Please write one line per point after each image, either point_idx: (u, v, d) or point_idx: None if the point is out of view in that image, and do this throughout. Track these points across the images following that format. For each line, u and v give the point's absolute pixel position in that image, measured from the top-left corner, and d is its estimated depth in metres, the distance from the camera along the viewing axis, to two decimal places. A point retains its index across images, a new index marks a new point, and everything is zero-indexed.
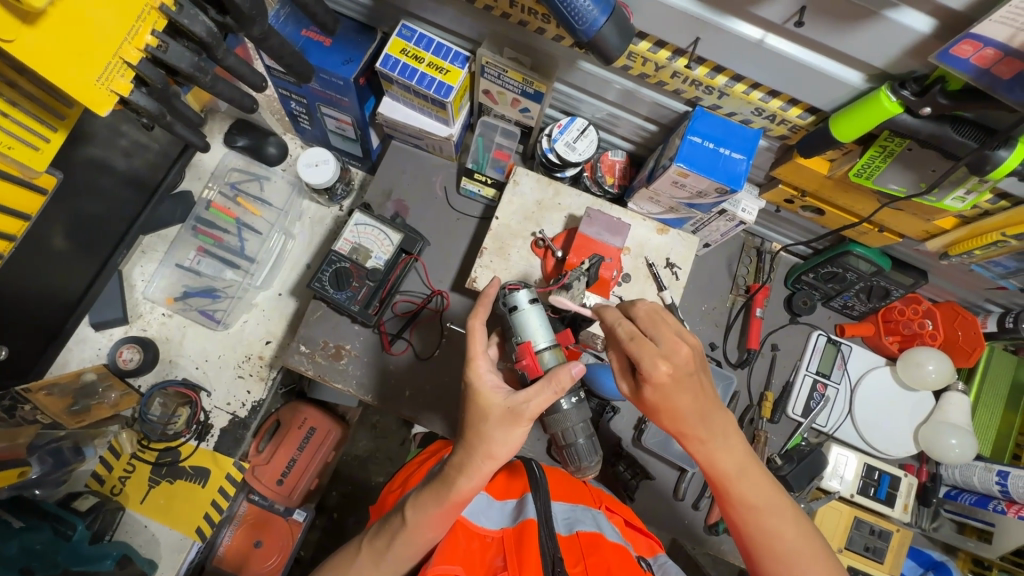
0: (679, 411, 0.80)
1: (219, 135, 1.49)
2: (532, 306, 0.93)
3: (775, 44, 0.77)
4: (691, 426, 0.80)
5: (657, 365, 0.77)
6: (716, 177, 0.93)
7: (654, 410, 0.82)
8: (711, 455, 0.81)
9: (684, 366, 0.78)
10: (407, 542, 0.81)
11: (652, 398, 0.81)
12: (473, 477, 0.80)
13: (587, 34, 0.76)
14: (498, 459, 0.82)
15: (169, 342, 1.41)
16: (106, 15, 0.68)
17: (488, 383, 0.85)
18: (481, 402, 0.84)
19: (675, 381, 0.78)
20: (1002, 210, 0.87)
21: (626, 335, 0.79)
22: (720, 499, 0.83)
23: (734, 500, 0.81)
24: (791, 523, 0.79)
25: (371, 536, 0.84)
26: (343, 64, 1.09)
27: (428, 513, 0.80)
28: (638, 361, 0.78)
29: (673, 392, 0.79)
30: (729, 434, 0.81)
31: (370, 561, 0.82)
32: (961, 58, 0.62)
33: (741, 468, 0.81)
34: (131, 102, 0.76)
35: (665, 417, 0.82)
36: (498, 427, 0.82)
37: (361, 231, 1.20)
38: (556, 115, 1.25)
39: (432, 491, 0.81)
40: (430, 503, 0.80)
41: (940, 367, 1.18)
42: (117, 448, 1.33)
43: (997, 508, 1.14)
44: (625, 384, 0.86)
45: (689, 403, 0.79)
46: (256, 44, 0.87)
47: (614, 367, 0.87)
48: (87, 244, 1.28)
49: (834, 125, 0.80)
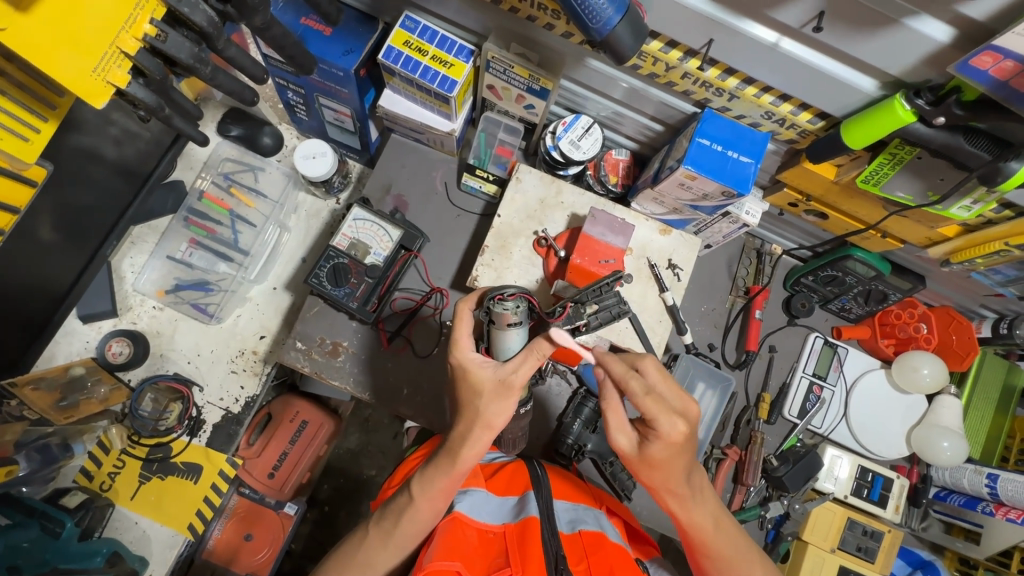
0: (671, 471, 0.77)
1: (212, 124, 1.45)
2: (515, 329, 0.82)
3: (789, 48, 0.75)
4: (673, 488, 0.79)
5: (673, 424, 0.73)
6: (723, 180, 0.93)
7: (648, 466, 0.78)
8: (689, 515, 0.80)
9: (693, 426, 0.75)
10: (415, 519, 0.81)
11: (654, 456, 0.76)
12: (476, 446, 0.80)
13: (600, 33, 0.74)
14: (493, 429, 0.80)
15: (160, 336, 1.37)
16: (104, 4, 0.65)
17: (474, 360, 0.82)
18: (471, 378, 0.81)
19: (684, 444, 0.75)
20: (1006, 220, 0.87)
21: (643, 390, 0.74)
22: (692, 548, 0.83)
23: (705, 551, 0.82)
24: (761, 570, 0.82)
25: (378, 517, 0.84)
26: (344, 55, 1.06)
27: (435, 486, 0.80)
28: (655, 420, 0.73)
29: (676, 453, 0.75)
30: (704, 492, 0.82)
31: (378, 541, 0.82)
32: (980, 70, 0.62)
33: (715, 523, 0.81)
34: (128, 93, 0.74)
35: (653, 475, 0.79)
36: (492, 401, 0.79)
37: (359, 226, 1.18)
38: (560, 111, 1.23)
39: (439, 465, 0.81)
40: (437, 476, 0.80)
41: (934, 372, 1.20)
42: (106, 444, 1.30)
43: (985, 509, 1.17)
44: (619, 437, 0.79)
45: (682, 465, 0.77)
46: (256, 34, 0.84)
47: (608, 420, 0.79)
48: (75, 234, 1.24)
49: (847, 133, 0.80)
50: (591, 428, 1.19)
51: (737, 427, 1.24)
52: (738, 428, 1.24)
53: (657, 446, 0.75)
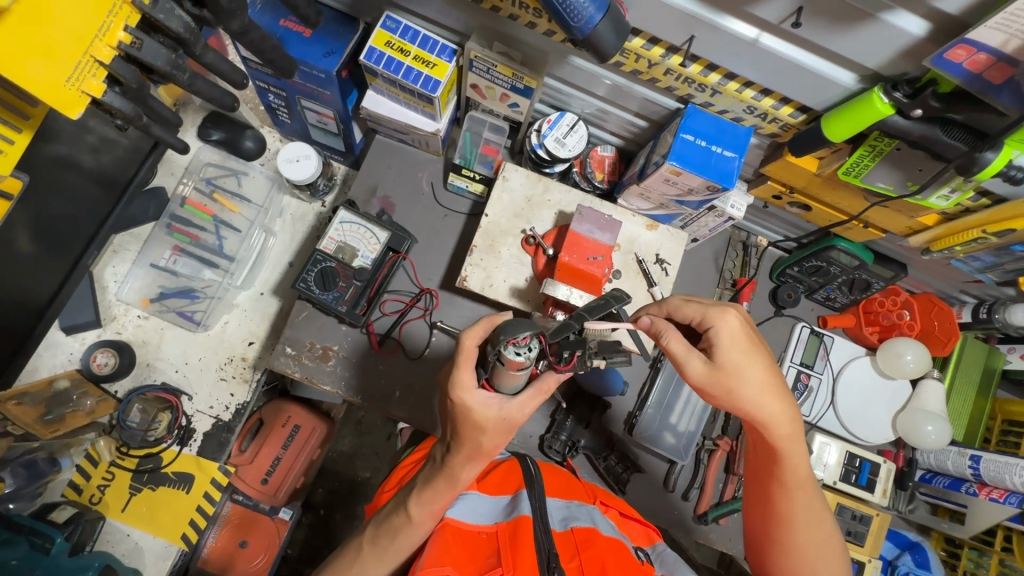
0: (755, 375, 0.77)
1: (192, 128, 1.43)
2: (523, 371, 0.77)
3: (769, 44, 0.76)
4: (769, 392, 0.77)
5: (730, 315, 0.78)
6: (707, 175, 0.93)
7: (732, 378, 0.76)
8: (781, 427, 0.79)
9: (749, 324, 0.81)
10: (408, 539, 0.81)
11: (733, 362, 0.77)
12: (474, 467, 0.81)
13: (583, 31, 0.74)
14: (492, 455, 0.81)
15: (146, 346, 1.36)
16: (75, 10, 0.64)
17: (477, 398, 0.78)
18: (474, 418, 0.78)
19: (752, 339, 0.78)
20: (983, 208, 0.89)
21: (683, 300, 0.81)
22: (774, 477, 0.82)
23: (795, 482, 0.81)
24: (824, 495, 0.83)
25: (373, 535, 0.83)
26: (325, 56, 1.05)
27: (436, 506, 0.81)
28: (708, 317, 0.78)
29: (750, 347, 0.77)
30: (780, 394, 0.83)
31: (373, 559, 0.82)
32: (954, 63, 0.63)
33: (794, 428, 0.79)
34: (104, 103, 0.72)
35: (734, 391, 0.77)
36: (496, 436, 0.79)
37: (346, 230, 1.17)
38: (545, 109, 1.23)
39: (437, 489, 0.80)
40: (436, 496, 0.80)
41: (918, 357, 1.22)
42: (94, 456, 1.29)
43: (969, 490, 1.19)
44: (691, 363, 0.77)
45: (764, 358, 0.78)
46: (234, 38, 0.83)
47: (674, 347, 0.78)
48: (53, 245, 1.21)
49: (827, 126, 0.81)
50: (582, 424, 1.21)
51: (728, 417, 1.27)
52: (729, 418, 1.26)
53: (729, 345, 0.77)
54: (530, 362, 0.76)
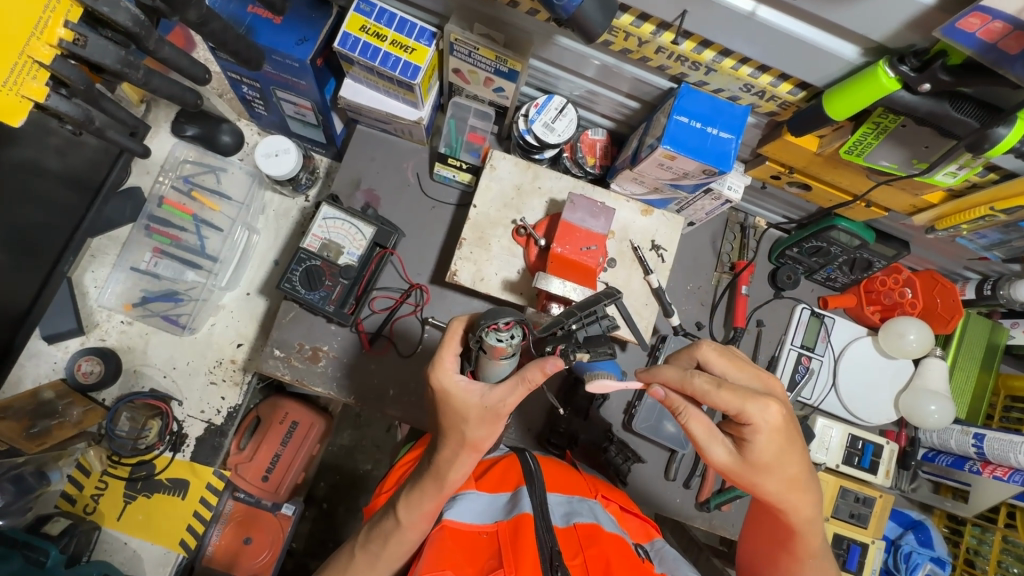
0: (783, 465, 0.71)
1: (166, 124, 1.37)
2: (507, 358, 0.76)
3: (767, 18, 0.71)
4: (793, 484, 0.72)
5: (769, 410, 0.67)
6: (703, 158, 0.89)
7: (756, 472, 0.72)
8: (804, 515, 0.75)
9: (786, 409, 0.71)
10: (400, 543, 0.79)
11: (760, 455, 0.70)
12: (462, 465, 0.77)
13: (567, 10, 0.69)
14: (480, 450, 0.77)
15: (132, 351, 1.32)
16: (8, 7, 0.60)
17: (458, 383, 0.76)
18: (458, 408, 0.75)
19: (784, 427, 0.70)
20: (991, 183, 0.85)
21: (716, 383, 0.68)
22: (785, 548, 0.79)
23: (809, 557, 0.78)
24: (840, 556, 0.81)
25: (365, 540, 0.81)
26: (297, 44, 0.99)
27: (424, 508, 0.77)
28: (745, 412, 0.68)
29: (783, 443, 0.69)
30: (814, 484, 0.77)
31: (367, 563, 0.80)
32: (967, 33, 0.58)
33: (812, 514, 0.75)
34: (49, 107, 0.69)
35: (761, 479, 0.72)
36: (479, 425, 0.74)
37: (330, 226, 1.12)
38: (532, 92, 1.18)
39: (425, 489, 0.77)
40: (424, 500, 0.77)
41: (921, 336, 1.19)
42: (86, 466, 1.27)
43: (973, 469, 1.18)
44: (715, 448, 0.72)
45: (795, 450, 0.71)
46: (193, 30, 0.79)
47: (695, 432, 0.72)
48: (26, 253, 1.17)
49: (828, 103, 0.76)
50: (580, 416, 1.19)
51: None
52: None
53: (761, 441, 0.69)
54: (513, 350, 0.75)
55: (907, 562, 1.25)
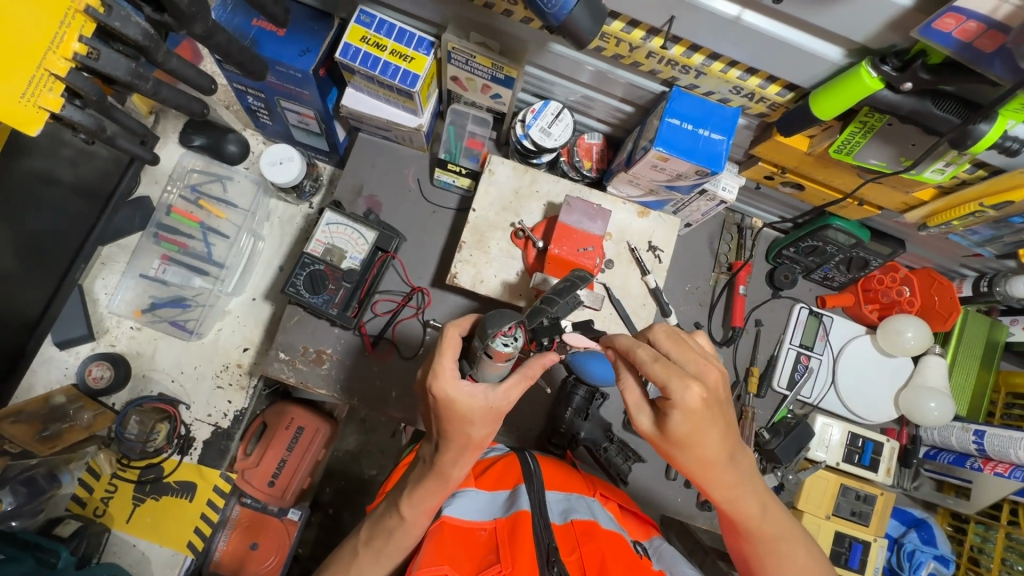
0: (703, 445, 0.70)
1: (174, 135, 1.41)
2: (507, 361, 0.78)
3: (752, 22, 0.73)
4: (715, 466, 0.71)
5: (690, 389, 0.66)
6: (695, 160, 0.91)
7: (675, 447, 0.71)
8: (730, 494, 0.74)
9: (712, 392, 0.69)
10: (402, 539, 0.80)
11: (676, 432, 0.69)
12: (466, 463, 0.78)
13: (558, 18, 0.72)
14: (482, 447, 0.77)
15: (140, 356, 1.35)
16: (26, 23, 0.63)
17: (459, 387, 0.74)
18: (460, 411, 0.73)
19: (705, 409, 0.67)
20: (980, 179, 0.86)
21: (652, 356, 0.69)
22: (734, 530, 0.78)
23: (750, 534, 0.77)
24: (801, 544, 0.78)
25: (368, 537, 0.82)
26: (300, 56, 1.02)
27: (426, 504, 0.78)
28: (665, 385, 0.67)
29: (701, 423, 0.68)
30: (749, 471, 0.75)
31: (371, 559, 0.81)
32: (944, 33, 0.60)
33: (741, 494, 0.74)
34: (64, 117, 0.72)
35: (683, 454, 0.71)
36: (483, 424, 0.74)
37: (333, 231, 1.14)
38: (529, 98, 1.20)
39: (429, 487, 0.78)
40: (427, 496, 0.78)
41: (919, 334, 1.20)
42: (95, 469, 1.29)
43: (973, 466, 1.18)
44: (641, 417, 0.73)
45: (717, 434, 0.70)
46: (199, 43, 0.83)
47: (625, 398, 0.73)
48: (39, 261, 1.21)
49: (815, 104, 0.78)
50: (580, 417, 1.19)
51: None
52: None
53: (676, 417, 0.67)
54: (515, 353, 0.77)
55: (910, 561, 1.25)
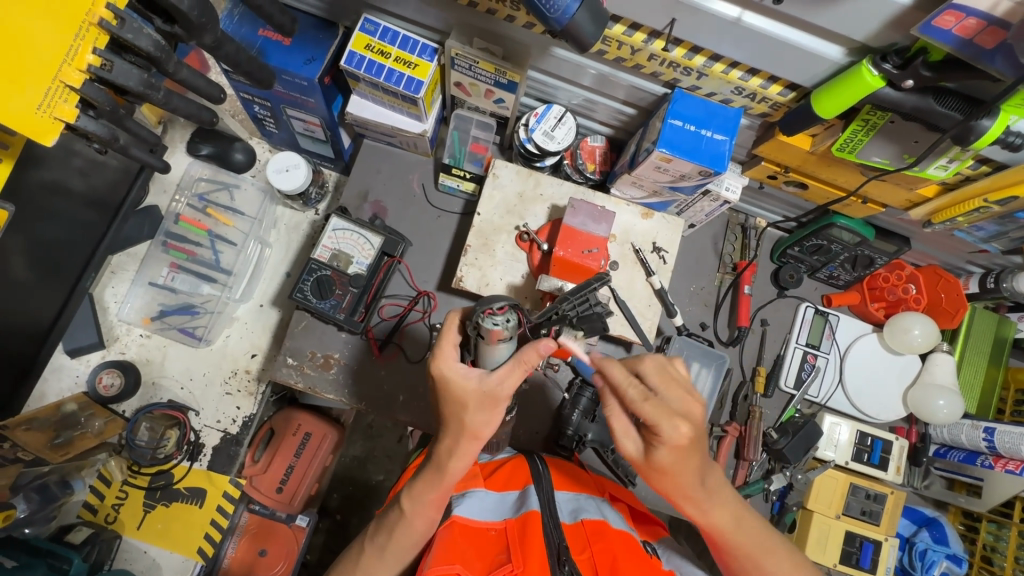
0: (682, 475, 0.73)
1: (182, 144, 1.43)
2: (504, 342, 0.76)
3: (752, 23, 0.74)
4: (688, 489, 0.75)
5: (678, 428, 0.69)
6: (699, 160, 0.92)
7: (658, 474, 0.75)
8: (711, 517, 0.77)
9: (699, 429, 0.71)
10: (407, 535, 0.80)
11: (661, 463, 0.73)
12: (464, 457, 0.78)
13: (560, 22, 0.73)
14: (481, 438, 0.76)
15: (150, 364, 1.36)
16: (42, 36, 0.64)
17: (458, 370, 0.75)
18: (455, 393, 0.75)
19: (689, 444, 0.71)
20: (984, 175, 0.87)
21: (642, 395, 0.70)
22: (716, 548, 0.81)
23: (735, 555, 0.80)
24: (789, 561, 0.80)
25: (372, 533, 0.83)
26: (305, 64, 1.04)
27: (426, 499, 0.79)
28: (658, 424, 0.69)
29: (686, 458, 0.71)
30: (722, 491, 0.78)
31: (375, 558, 0.81)
32: (944, 30, 0.61)
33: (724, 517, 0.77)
34: (78, 127, 0.73)
35: (664, 481, 0.75)
36: (478, 411, 0.74)
37: (339, 236, 1.15)
38: (532, 103, 1.22)
39: (427, 480, 0.79)
40: (426, 491, 0.79)
41: (926, 331, 1.20)
42: (107, 476, 1.30)
43: (984, 463, 1.18)
44: (627, 444, 0.75)
45: (696, 465, 0.73)
46: (208, 53, 0.84)
47: (612, 426, 0.76)
48: (50, 270, 1.22)
49: (817, 103, 0.79)
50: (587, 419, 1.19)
51: (735, 404, 1.25)
52: (736, 404, 1.24)
53: (663, 451, 0.71)
54: (509, 335, 0.76)
55: (922, 560, 1.24)
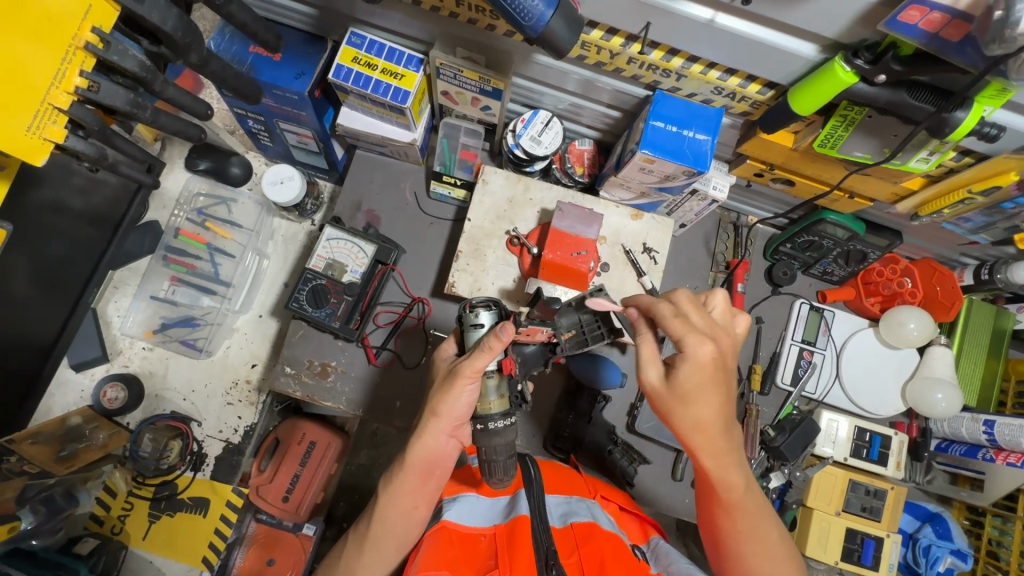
0: (704, 408, 0.75)
1: (181, 160, 1.47)
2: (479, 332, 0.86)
3: (726, 24, 0.75)
4: (709, 432, 0.76)
5: (704, 344, 0.73)
6: (681, 160, 0.93)
7: (680, 401, 0.75)
8: (721, 467, 0.77)
9: (722, 355, 0.75)
10: (384, 528, 0.84)
11: (685, 386, 0.74)
12: (432, 438, 0.84)
13: (535, 30, 0.74)
14: (442, 417, 0.83)
15: (153, 376, 1.39)
16: (30, 61, 0.67)
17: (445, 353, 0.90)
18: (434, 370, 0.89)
19: (714, 370, 0.74)
20: (968, 167, 0.86)
21: (672, 312, 0.76)
22: (720, 508, 0.80)
23: (733, 508, 0.79)
24: (776, 530, 0.81)
25: (355, 529, 0.88)
26: (295, 78, 1.06)
27: (398, 487, 0.85)
28: (684, 338, 0.74)
29: (710, 381, 0.74)
30: (737, 449, 0.79)
31: (356, 549, 0.86)
32: (910, 24, 0.62)
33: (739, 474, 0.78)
34: (68, 147, 0.76)
35: (685, 412, 0.75)
36: (439, 388, 0.83)
37: (333, 246, 1.16)
38: (519, 109, 1.23)
39: (395, 465, 0.86)
40: (396, 478, 0.85)
41: (921, 325, 1.19)
42: (112, 488, 1.33)
43: (986, 456, 1.17)
44: (650, 372, 0.77)
45: (718, 401, 0.75)
46: (196, 71, 0.87)
47: (641, 351, 0.78)
48: (53, 287, 1.25)
49: (794, 100, 0.79)
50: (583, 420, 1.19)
51: (732, 402, 1.25)
52: (733, 402, 1.24)
53: (686, 368, 0.74)
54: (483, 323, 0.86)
55: (926, 556, 1.23)
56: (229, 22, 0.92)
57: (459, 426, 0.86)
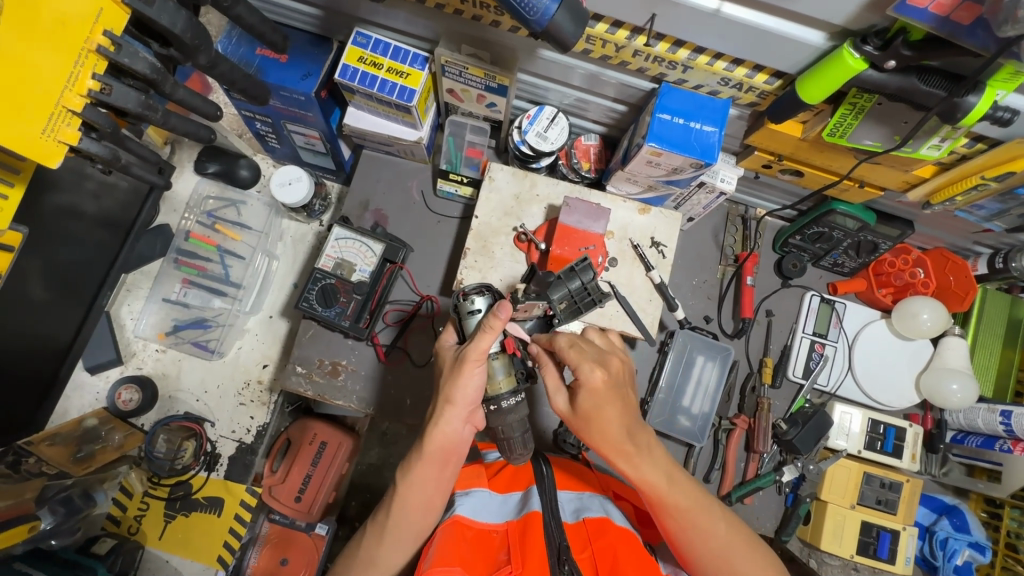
0: (605, 423, 0.78)
1: (190, 164, 1.48)
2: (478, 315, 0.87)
3: (732, 13, 0.74)
4: (615, 443, 0.78)
5: (594, 370, 0.79)
6: (689, 152, 0.92)
7: (583, 422, 0.80)
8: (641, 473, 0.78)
9: (615, 376, 0.81)
10: (403, 516, 0.84)
11: (583, 406, 0.79)
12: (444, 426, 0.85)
13: (541, 24, 0.74)
14: (457, 403, 0.84)
15: (166, 378, 1.40)
16: (45, 65, 0.68)
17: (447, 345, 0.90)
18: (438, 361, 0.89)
19: (607, 389, 0.79)
20: (981, 153, 0.85)
21: (568, 343, 0.83)
22: (654, 510, 0.80)
23: (671, 511, 0.78)
24: (720, 519, 0.80)
25: (372, 519, 0.88)
26: (302, 79, 1.07)
27: (417, 474, 0.85)
28: (578, 368, 0.80)
29: (603, 399, 0.79)
30: (652, 448, 0.80)
31: (375, 537, 0.85)
32: (919, 9, 0.61)
33: (665, 477, 0.79)
34: (83, 150, 0.77)
35: (591, 431, 0.80)
36: (449, 376, 0.84)
37: (342, 246, 1.17)
38: (524, 105, 1.24)
39: (415, 455, 0.86)
40: (413, 465, 0.85)
41: (935, 316, 1.17)
42: (128, 488, 1.35)
43: (1003, 447, 1.15)
44: (557, 398, 0.84)
45: (616, 414, 0.79)
46: (205, 73, 0.88)
47: (545, 381, 0.85)
48: (69, 291, 1.27)
49: (802, 89, 0.79)
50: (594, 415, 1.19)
51: (743, 395, 1.24)
52: (744, 397, 1.23)
53: (583, 395, 0.79)
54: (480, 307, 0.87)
55: (944, 549, 1.22)
56: (236, 25, 0.92)
57: (473, 411, 0.87)
